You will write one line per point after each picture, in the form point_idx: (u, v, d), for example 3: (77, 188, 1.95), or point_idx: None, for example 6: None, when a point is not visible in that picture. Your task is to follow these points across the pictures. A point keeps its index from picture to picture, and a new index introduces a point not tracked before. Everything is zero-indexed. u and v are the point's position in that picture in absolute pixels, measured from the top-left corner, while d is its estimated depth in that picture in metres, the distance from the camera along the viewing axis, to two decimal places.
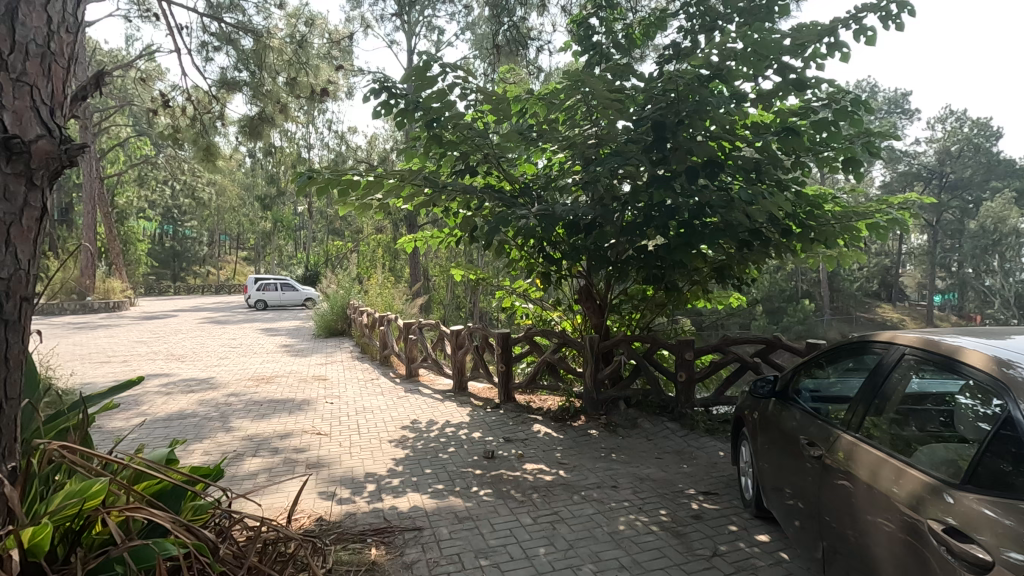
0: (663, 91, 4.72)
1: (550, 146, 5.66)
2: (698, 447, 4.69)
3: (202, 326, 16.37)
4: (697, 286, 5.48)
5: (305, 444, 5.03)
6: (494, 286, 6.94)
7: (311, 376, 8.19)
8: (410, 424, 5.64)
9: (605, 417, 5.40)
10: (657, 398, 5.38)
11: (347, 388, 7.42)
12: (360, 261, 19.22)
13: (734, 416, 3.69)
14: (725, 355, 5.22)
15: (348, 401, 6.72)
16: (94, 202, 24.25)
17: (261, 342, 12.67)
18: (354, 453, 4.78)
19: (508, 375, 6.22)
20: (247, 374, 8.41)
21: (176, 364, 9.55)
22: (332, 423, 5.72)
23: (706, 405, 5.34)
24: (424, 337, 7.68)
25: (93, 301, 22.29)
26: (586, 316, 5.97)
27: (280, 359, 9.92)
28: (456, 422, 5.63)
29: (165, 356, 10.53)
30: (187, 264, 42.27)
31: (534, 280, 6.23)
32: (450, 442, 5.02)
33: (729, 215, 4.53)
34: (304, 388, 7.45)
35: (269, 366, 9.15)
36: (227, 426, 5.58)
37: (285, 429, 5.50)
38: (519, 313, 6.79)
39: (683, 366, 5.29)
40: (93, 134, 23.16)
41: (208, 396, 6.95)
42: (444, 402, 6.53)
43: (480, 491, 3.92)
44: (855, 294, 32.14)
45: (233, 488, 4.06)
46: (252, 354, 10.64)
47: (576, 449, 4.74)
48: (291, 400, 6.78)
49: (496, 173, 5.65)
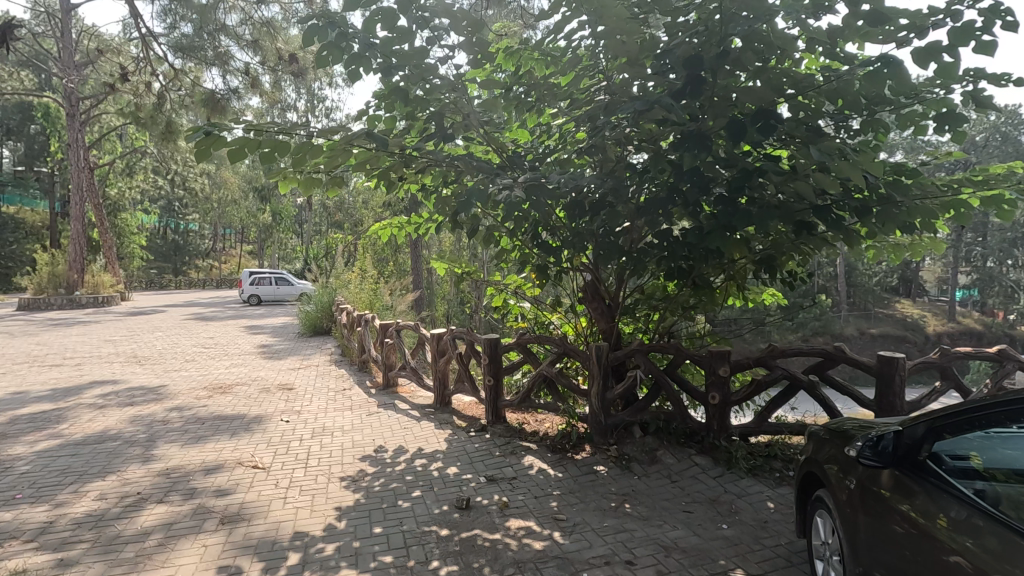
0: (694, 22, 3.45)
1: (548, 108, 4.52)
2: (738, 495, 3.57)
3: (184, 324, 15.40)
4: (732, 281, 4.29)
5: (233, 483, 3.96)
6: (483, 282, 5.81)
7: (275, 385, 7.11)
8: (372, 455, 4.55)
9: (615, 448, 4.28)
10: (681, 424, 4.25)
11: (311, 401, 6.33)
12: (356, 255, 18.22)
13: (812, 472, 2.52)
14: (771, 371, 4.04)
15: (308, 419, 5.66)
16: (83, 193, 23.32)
17: (238, 341, 11.64)
18: (291, 499, 3.70)
19: (497, 391, 5.11)
20: (203, 382, 7.35)
21: (132, 368, 8.52)
22: (278, 451, 4.64)
23: (745, 435, 4.17)
24: (404, 341, 6.55)
25: (81, 296, 21.41)
26: (593, 319, 4.86)
27: (250, 363, 8.85)
28: (430, 452, 4.55)
29: (125, 358, 9.50)
30: (188, 258, 41.60)
31: (531, 274, 5.13)
32: (417, 483, 3.93)
33: (785, 186, 3.34)
34: (262, 401, 6.37)
35: (234, 372, 8.12)
36: (146, 456, 4.51)
37: (216, 460, 4.44)
38: (513, 314, 5.67)
39: (715, 385, 4.14)
40: (80, 123, 22.22)
41: (145, 412, 5.89)
42: (421, 421, 5.44)
43: (442, 569, 2.82)
44: (875, 290, 30.77)
45: (109, 556, 2.99)
46: (222, 356, 9.59)
47: (578, 496, 3.64)
48: (241, 416, 5.71)
49: (480, 140, 4.53)
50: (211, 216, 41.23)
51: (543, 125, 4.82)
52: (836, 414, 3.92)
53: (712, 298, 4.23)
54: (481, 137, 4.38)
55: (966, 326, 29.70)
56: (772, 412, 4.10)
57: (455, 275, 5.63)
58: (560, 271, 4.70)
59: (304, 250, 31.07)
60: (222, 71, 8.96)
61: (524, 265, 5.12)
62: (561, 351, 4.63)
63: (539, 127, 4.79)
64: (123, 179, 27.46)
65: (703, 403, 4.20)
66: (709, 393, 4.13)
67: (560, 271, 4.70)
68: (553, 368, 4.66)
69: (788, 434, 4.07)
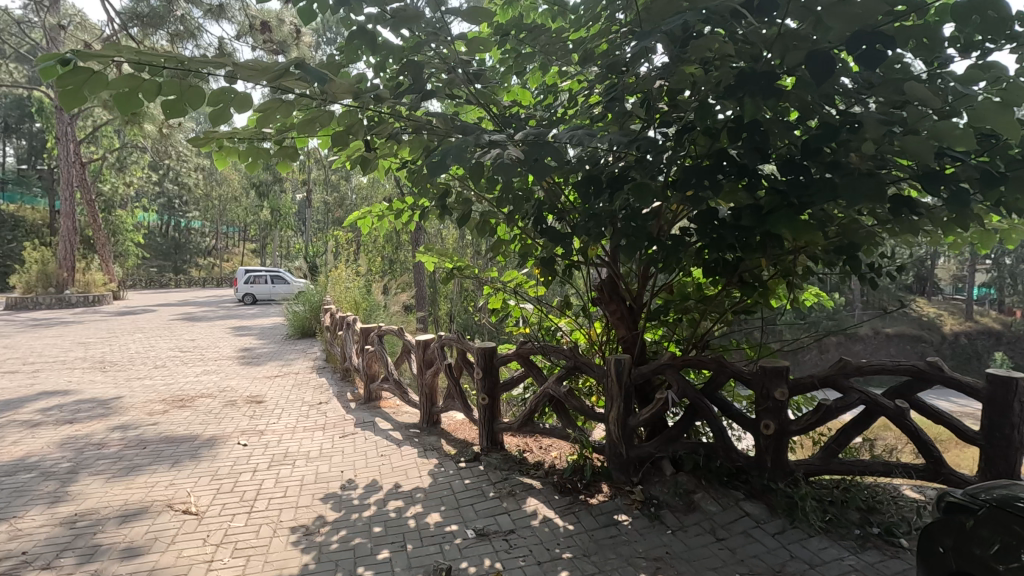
0: None
1: (554, 60, 3.61)
2: (810, 564, 2.67)
3: (169, 324, 14.59)
4: (790, 277, 3.35)
5: (151, 538, 3.09)
6: (478, 280, 4.90)
7: (243, 398, 6.23)
8: (336, 494, 3.67)
9: (640, 490, 3.38)
10: (724, 461, 3.33)
11: (278, 418, 5.45)
12: (351, 253, 17.39)
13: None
14: (845, 395, 3.11)
15: (270, 441, 4.79)
16: (73, 187, 22.55)
17: (219, 344, 10.80)
18: (218, 564, 2.82)
19: (494, 412, 4.23)
20: (163, 394, 6.49)
21: (92, 376, 7.68)
22: (222, 488, 3.77)
23: (809, 476, 3.25)
24: (387, 348, 5.66)
25: (70, 295, 20.64)
26: (607, 324, 3.95)
27: (224, 371, 7.98)
28: (408, 491, 3.66)
29: (90, 363, 8.66)
30: (187, 256, 40.95)
31: (535, 270, 4.23)
32: (386, 539, 3.05)
33: (884, 144, 2.40)
34: (223, 418, 5.50)
35: (203, 380, 7.27)
36: (57, 495, 3.64)
37: (143, 501, 3.57)
38: (513, 319, 4.77)
39: (769, 412, 3.21)
40: (70, 116, 21.48)
41: (82, 432, 5.03)
42: (402, 446, 4.56)
43: None
44: (892, 289, 29.67)
45: None
46: (196, 362, 8.73)
47: (596, 563, 2.75)
48: (191, 439, 4.84)
49: (469, 102, 3.63)
50: (211, 213, 40.52)
51: (549, 86, 3.91)
52: (932, 451, 2.99)
53: (764, 300, 3.32)
54: (471, 96, 3.47)
55: (988, 326, 28.55)
56: (843, 445, 3.18)
57: (444, 271, 4.75)
58: (570, 265, 3.78)
59: (303, 248, 30.28)
60: (195, 47, 8.11)
61: (527, 256, 4.20)
62: (571, 365, 3.75)
63: (543, 88, 3.90)
64: (117, 175, 26.68)
65: (753, 434, 3.28)
66: (761, 421, 3.23)
67: (570, 267, 3.78)
68: (561, 387, 3.77)
69: (866, 475, 3.15)
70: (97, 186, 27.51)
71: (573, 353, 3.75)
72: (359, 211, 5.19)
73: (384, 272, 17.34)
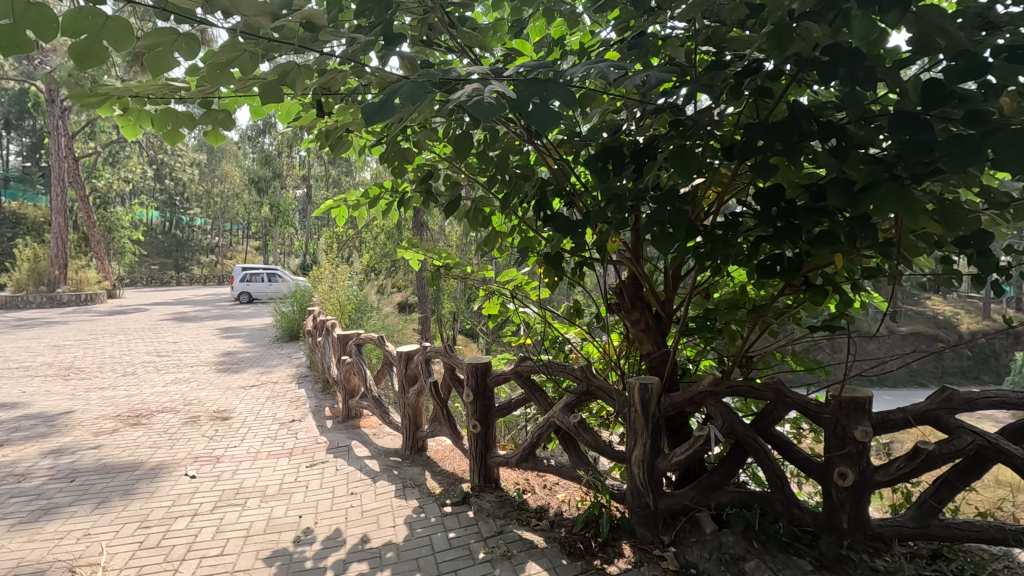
0: None
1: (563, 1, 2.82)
2: None
3: (156, 325, 13.91)
4: (870, 276, 2.55)
5: None
6: (471, 282, 4.13)
7: (207, 414, 5.50)
8: (288, 552, 2.90)
9: (673, 554, 2.62)
10: (784, 518, 2.55)
11: (240, 441, 4.70)
12: (348, 251, 16.69)
13: None
14: (950, 437, 2.31)
15: (224, 472, 4.03)
16: (65, 183, 21.95)
17: (202, 347, 10.10)
18: None
19: (487, 442, 3.47)
20: (121, 407, 5.77)
21: (52, 385, 6.97)
22: (147, 542, 3.02)
23: (898, 541, 2.46)
24: (367, 359, 4.91)
25: (62, 294, 20.03)
26: (627, 337, 3.17)
27: (196, 379, 7.25)
28: (377, 549, 2.89)
29: (56, 370, 7.97)
30: (187, 254, 40.43)
31: (539, 269, 3.46)
32: None
33: None
34: (178, 440, 4.76)
35: (170, 391, 6.55)
36: None
37: (42, 560, 2.82)
38: (511, 326, 4.00)
39: (846, 457, 2.43)
40: (61, 109, 20.89)
41: (10, 458, 4.31)
42: (378, 480, 3.80)
43: None
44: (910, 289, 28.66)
45: None
46: (171, 368, 8.03)
47: None
48: (132, 468, 4.09)
49: (453, 55, 2.85)
50: (211, 210, 39.95)
51: (554, 38, 3.12)
52: None
53: (837, 306, 2.52)
54: (455, 46, 2.70)
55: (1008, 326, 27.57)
56: (945, 501, 2.39)
57: (432, 270, 4.00)
58: (580, 263, 3.01)
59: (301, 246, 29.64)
60: None
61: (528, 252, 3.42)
62: (582, 389, 2.98)
63: (548, 41, 3.11)
64: (112, 170, 26.09)
65: (823, 485, 2.49)
66: (834, 468, 2.45)
67: (581, 266, 3.00)
68: (569, 416, 3.00)
69: (978, 543, 2.35)
70: (92, 182, 26.94)
71: (585, 374, 2.98)
72: (335, 201, 4.41)
73: (382, 270, 16.62)
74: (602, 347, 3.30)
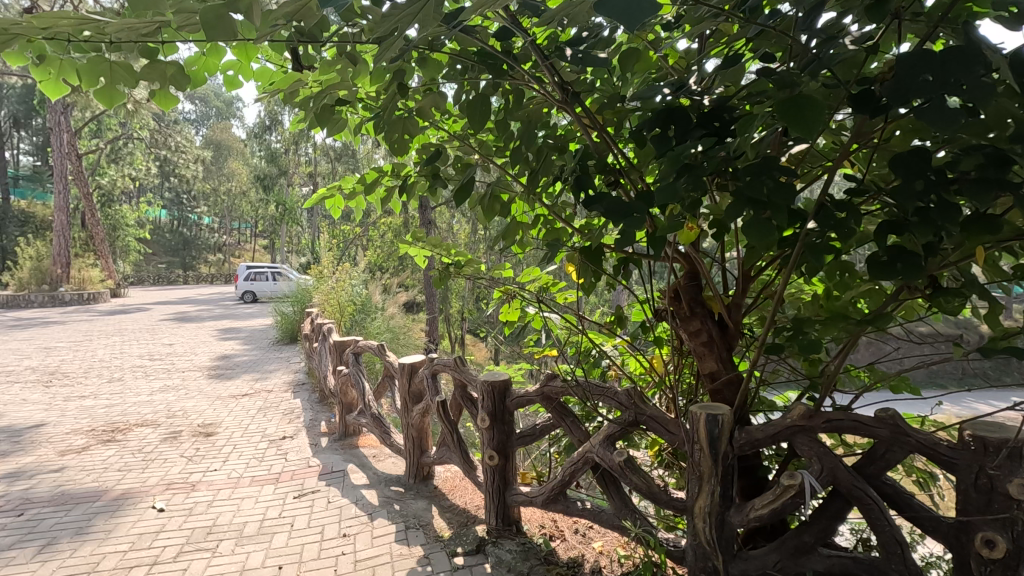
0: None
1: None
2: None
3: (154, 326, 13.44)
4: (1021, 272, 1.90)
5: None
6: (485, 283, 3.54)
7: (190, 430, 4.94)
8: None
9: None
10: None
11: (222, 464, 4.13)
12: (353, 249, 16.20)
13: None
14: None
15: (198, 504, 3.46)
16: (67, 180, 21.57)
17: (197, 350, 9.58)
18: None
19: (506, 476, 2.88)
20: (97, 420, 5.22)
21: (29, 393, 6.45)
22: None
23: None
24: (365, 369, 4.33)
25: (64, 293, 19.67)
26: (680, 351, 2.56)
27: (186, 386, 6.71)
28: None
29: (39, 375, 7.46)
30: (194, 252, 40.19)
31: (569, 268, 2.87)
32: None
33: None
34: (152, 461, 4.19)
35: (155, 400, 6.01)
36: None
37: None
38: (532, 335, 3.42)
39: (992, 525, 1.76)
40: (62, 105, 20.54)
41: None
42: (375, 516, 3.21)
43: None
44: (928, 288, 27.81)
45: None
46: (161, 373, 7.48)
47: None
48: (92, 499, 3.53)
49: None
50: (218, 208, 39.64)
51: None
52: None
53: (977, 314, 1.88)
54: None
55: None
56: None
57: (439, 271, 3.42)
58: (626, 260, 2.41)
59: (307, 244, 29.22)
60: None
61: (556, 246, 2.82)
62: (628, 418, 2.37)
63: None
64: (116, 167, 25.71)
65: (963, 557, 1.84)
66: (976, 533, 1.79)
67: (627, 264, 2.40)
68: (613, 451, 2.40)
69: None
70: (96, 179, 26.62)
71: (632, 398, 2.38)
72: (332, 189, 3.82)
73: (387, 269, 16.09)
74: (647, 363, 2.70)
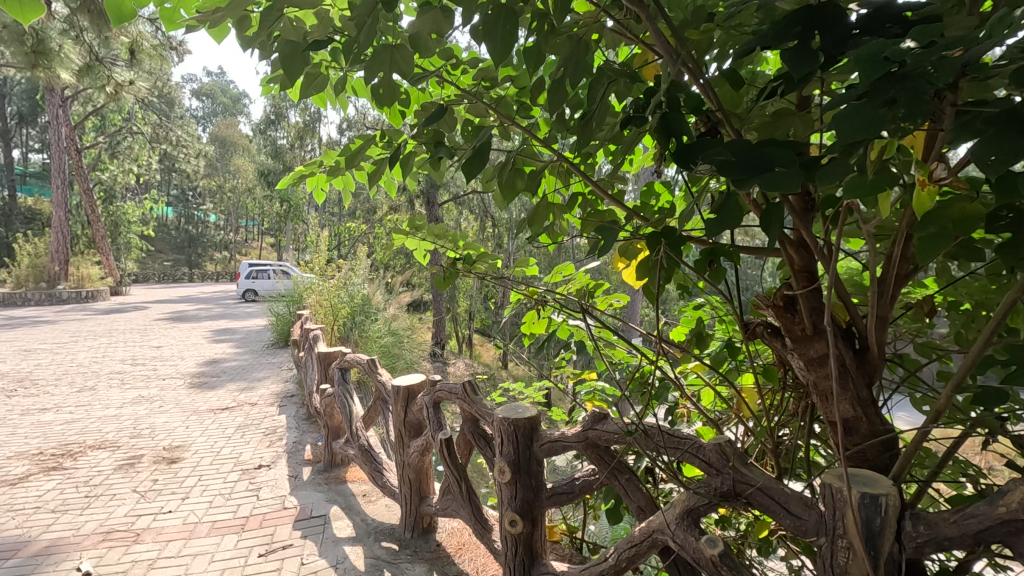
0: None
1: None
2: None
3: (146, 326, 12.77)
4: None
5: None
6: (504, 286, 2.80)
7: (152, 454, 4.21)
8: None
9: None
10: None
11: (179, 503, 3.39)
12: (357, 246, 15.51)
13: None
14: None
15: (135, 565, 2.71)
16: (65, 175, 20.96)
17: (186, 354, 8.87)
18: None
19: (531, 546, 2.13)
20: (49, 441, 4.50)
21: None
22: None
23: None
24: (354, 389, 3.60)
25: (61, 291, 19.12)
26: (785, 382, 1.80)
27: (162, 398, 5.98)
28: None
29: (6, 382, 6.77)
30: (199, 250, 39.72)
31: (621, 265, 2.12)
32: None
33: None
34: (96, 498, 3.46)
35: (123, 415, 5.30)
36: None
37: None
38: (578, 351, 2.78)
39: None
40: (61, 97, 19.97)
41: None
42: None
43: None
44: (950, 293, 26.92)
45: None
46: (139, 381, 6.78)
47: None
48: (4, 558, 2.80)
49: None
50: (223, 205, 39.12)
51: None
52: None
53: None
54: None
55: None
56: None
57: (443, 273, 2.68)
58: (716, 251, 1.63)
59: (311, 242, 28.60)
60: None
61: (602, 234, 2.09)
62: (720, 488, 1.59)
63: None
64: (117, 162, 25.11)
65: None
66: None
67: (718, 257, 1.63)
68: (696, 534, 1.61)
69: None
70: (98, 175, 26.11)
71: (725, 458, 1.60)
72: (314, 167, 3.05)
73: (393, 267, 15.38)
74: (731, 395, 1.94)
